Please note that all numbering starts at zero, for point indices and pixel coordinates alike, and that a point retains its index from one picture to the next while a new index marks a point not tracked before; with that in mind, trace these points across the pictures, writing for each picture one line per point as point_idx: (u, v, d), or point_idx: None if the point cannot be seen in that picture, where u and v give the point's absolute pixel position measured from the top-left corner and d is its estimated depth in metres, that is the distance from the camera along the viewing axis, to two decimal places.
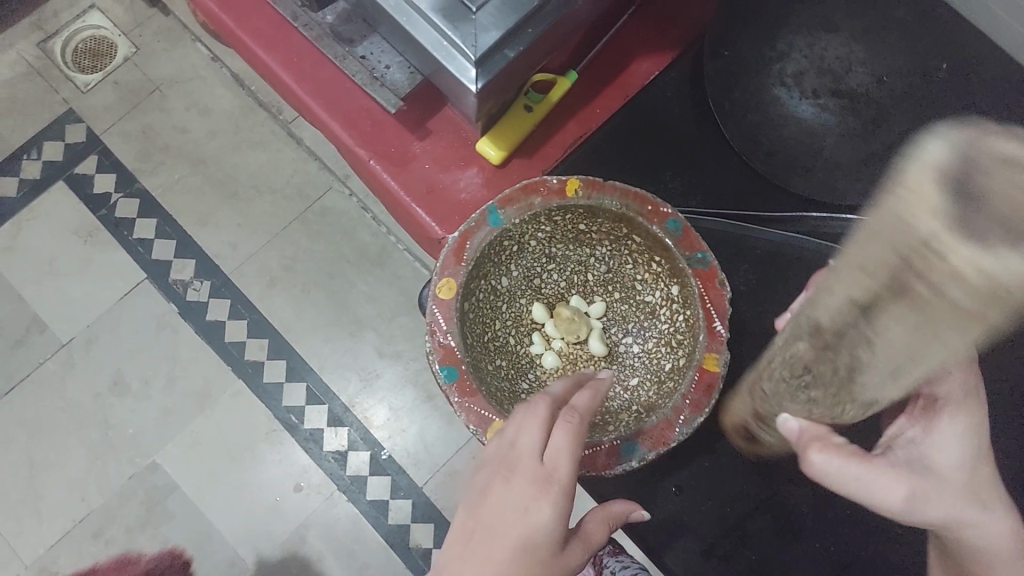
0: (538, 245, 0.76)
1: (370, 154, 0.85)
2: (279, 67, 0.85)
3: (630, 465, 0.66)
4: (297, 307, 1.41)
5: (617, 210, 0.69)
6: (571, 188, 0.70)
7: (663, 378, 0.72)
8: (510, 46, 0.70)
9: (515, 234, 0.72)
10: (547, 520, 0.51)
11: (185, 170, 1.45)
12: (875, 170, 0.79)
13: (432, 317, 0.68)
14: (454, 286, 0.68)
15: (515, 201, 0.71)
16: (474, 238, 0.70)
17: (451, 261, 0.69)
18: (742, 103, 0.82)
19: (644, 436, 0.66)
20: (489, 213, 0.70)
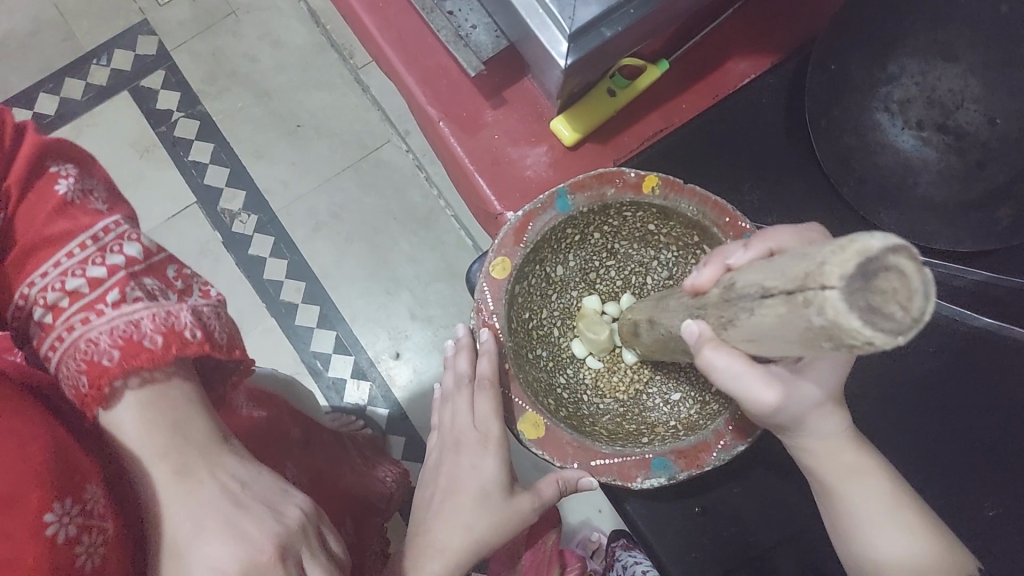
0: (601, 238, 0.73)
1: (439, 115, 0.82)
2: (362, 11, 0.83)
3: (657, 481, 0.63)
4: (337, 255, 1.39)
5: (693, 216, 0.66)
6: (648, 184, 0.67)
7: (708, 398, 0.70)
8: (608, 23, 0.66)
9: (580, 223, 0.69)
10: (494, 467, 0.63)
11: (248, 100, 1.44)
12: (972, 218, 0.73)
13: (482, 293, 0.66)
14: (508, 267, 0.66)
15: (587, 188, 0.67)
16: (538, 220, 0.67)
17: (510, 241, 0.66)
18: (840, 123, 0.76)
19: (679, 455, 0.64)
20: (557, 196, 0.67)
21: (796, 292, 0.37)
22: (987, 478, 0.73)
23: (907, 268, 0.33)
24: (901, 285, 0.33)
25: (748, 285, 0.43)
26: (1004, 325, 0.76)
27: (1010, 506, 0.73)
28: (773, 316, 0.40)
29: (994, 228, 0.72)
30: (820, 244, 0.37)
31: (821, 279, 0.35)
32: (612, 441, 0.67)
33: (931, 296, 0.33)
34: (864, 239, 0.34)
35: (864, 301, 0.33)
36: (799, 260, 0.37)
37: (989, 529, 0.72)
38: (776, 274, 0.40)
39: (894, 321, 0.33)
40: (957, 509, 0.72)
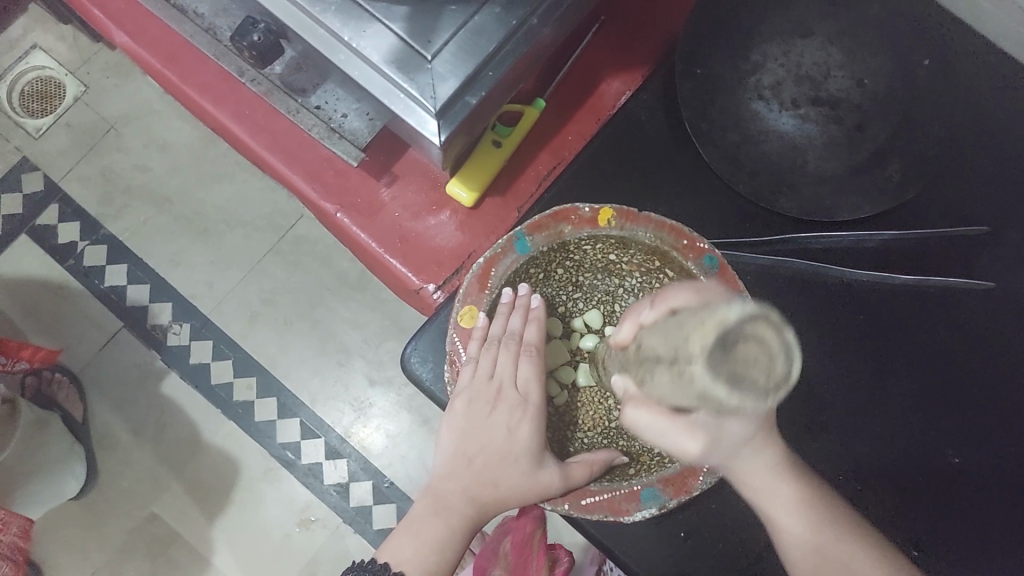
0: (565, 273, 0.70)
1: (335, 206, 0.80)
2: (232, 124, 0.81)
3: (650, 513, 0.62)
4: (281, 341, 1.37)
5: (651, 243, 0.63)
6: (605, 218, 0.64)
7: None
8: (472, 91, 0.65)
9: (543, 262, 0.67)
10: (527, 436, 0.62)
11: (151, 211, 1.40)
12: (863, 182, 0.74)
13: (453, 344, 0.66)
14: (476, 315, 0.65)
15: (544, 228, 0.65)
16: (500, 265, 0.65)
17: (475, 288, 0.65)
18: (720, 122, 0.77)
19: (666, 483, 0.62)
20: (516, 239, 0.65)
21: (676, 363, 0.42)
22: (948, 425, 0.74)
23: (763, 336, 0.39)
24: (759, 348, 0.39)
25: (649, 350, 0.47)
26: (923, 278, 0.76)
27: (976, 452, 0.74)
28: (666, 381, 0.44)
29: (886, 185, 0.73)
30: (691, 319, 0.43)
31: (689, 354, 0.40)
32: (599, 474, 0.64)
33: (790, 357, 0.39)
34: (727, 315, 0.40)
35: (727, 368, 0.39)
36: (679, 333, 0.42)
37: (961, 475, 0.73)
38: (664, 343, 0.45)
39: (757, 383, 0.39)
40: (925, 465, 0.73)
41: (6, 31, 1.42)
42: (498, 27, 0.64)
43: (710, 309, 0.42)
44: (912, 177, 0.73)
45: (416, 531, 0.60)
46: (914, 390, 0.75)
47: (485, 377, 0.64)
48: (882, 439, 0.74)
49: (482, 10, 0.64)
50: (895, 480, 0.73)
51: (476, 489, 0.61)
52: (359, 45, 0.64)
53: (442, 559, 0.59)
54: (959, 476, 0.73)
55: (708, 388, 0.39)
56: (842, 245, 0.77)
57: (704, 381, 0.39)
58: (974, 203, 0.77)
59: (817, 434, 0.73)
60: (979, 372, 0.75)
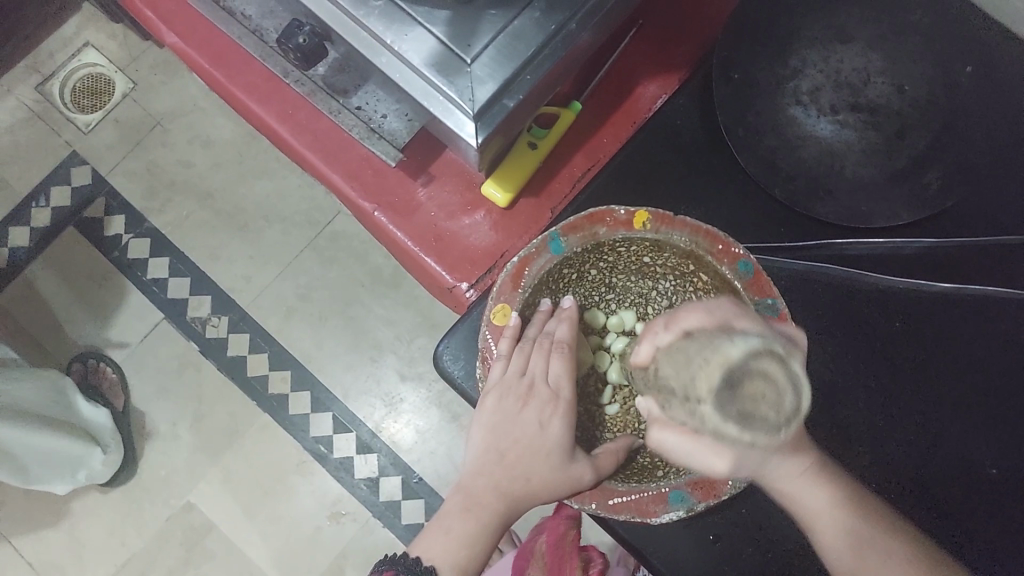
0: (598, 274, 0.70)
1: (372, 205, 0.82)
2: (274, 123, 0.83)
3: (677, 515, 0.62)
4: (315, 336, 1.40)
5: (685, 247, 0.63)
6: (639, 220, 0.64)
7: None
8: (509, 95, 0.66)
9: (577, 262, 0.67)
10: (559, 434, 0.61)
11: (193, 206, 1.44)
12: (902, 189, 0.74)
13: (486, 341, 0.67)
14: (509, 313, 0.66)
15: (579, 229, 0.65)
16: (534, 265, 0.65)
17: (508, 287, 0.66)
18: (756, 127, 0.76)
19: (695, 486, 0.62)
20: (549, 239, 0.65)
21: (687, 400, 0.46)
22: (986, 436, 0.73)
23: (767, 374, 0.42)
24: (768, 387, 0.42)
25: (663, 378, 0.49)
26: (961, 287, 0.75)
27: (1014, 463, 0.72)
28: (681, 413, 0.48)
29: (925, 194, 0.73)
30: (701, 353, 0.45)
31: (697, 395, 0.44)
32: (628, 476, 0.64)
33: (797, 392, 0.43)
34: (734, 358, 0.43)
35: (734, 407, 0.42)
36: (686, 370, 0.46)
37: (999, 487, 0.72)
38: (675, 374, 0.47)
39: (767, 419, 0.43)
40: (961, 477, 0.72)
41: (60, 29, 1.47)
42: (537, 32, 0.65)
43: (711, 345, 0.45)
44: (950, 187, 0.72)
45: (448, 528, 0.62)
46: (950, 401, 0.74)
47: (516, 374, 0.64)
48: (916, 450, 0.73)
49: (522, 15, 0.65)
50: (929, 492, 0.72)
51: (506, 484, 0.62)
52: (400, 48, 0.65)
53: (473, 554, 0.61)
54: (997, 487, 0.72)
55: (720, 428, 0.43)
56: (878, 252, 0.76)
57: (716, 423, 0.43)
58: (1016, 211, 0.76)
59: (851, 443, 0.73)
60: (1019, 382, 0.74)
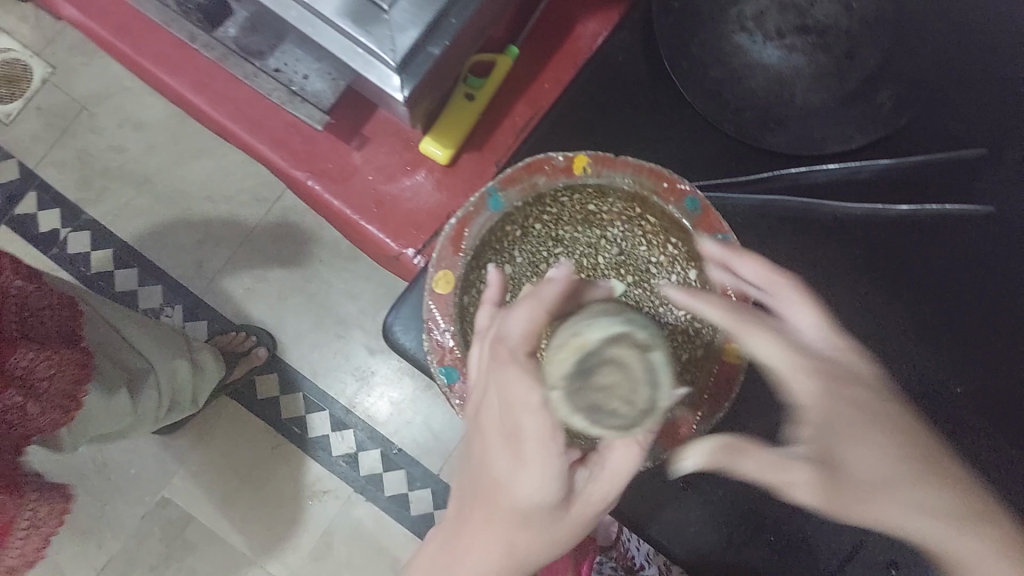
0: (544, 227, 0.65)
1: (306, 174, 0.77)
2: (190, 94, 0.77)
3: (645, 466, 0.61)
4: (275, 317, 1.36)
5: (630, 189, 0.61)
6: (579, 165, 0.62)
7: (681, 369, 0.63)
8: (433, 42, 0.62)
9: (519, 219, 0.63)
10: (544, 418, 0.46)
11: (131, 193, 1.37)
12: (856, 111, 0.71)
13: (430, 313, 0.61)
14: (451, 279, 0.61)
15: (517, 182, 0.62)
16: (474, 225, 0.61)
17: (449, 251, 0.61)
18: (700, 59, 0.72)
19: (658, 435, 0.61)
20: (488, 196, 0.62)
21: None
22: (947, 355, 0.73)
23: None
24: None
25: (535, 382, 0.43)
26: (918, 206, 0.73)
27: (978, 381, 0.72)
28: None
29: (878, 113, 0.71)
30: None
31: None
32: None
33: None
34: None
35: None
36: None
37: (963, 406, 0.72)
38: None
39: None
40: (925, 401, 0.72)
41: None
42: None
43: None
44: (904, 105, 0.71)
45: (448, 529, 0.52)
46: (909, 325, 0.73)
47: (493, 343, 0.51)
48: None
49: None
50: None
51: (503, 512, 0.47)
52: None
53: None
54: (960, 408, 0.72)
55: None
56: (836, 179, 0.73)
57: None
58: (975, 123, 0.73)
59: None
60: (982, 302, 0.72)
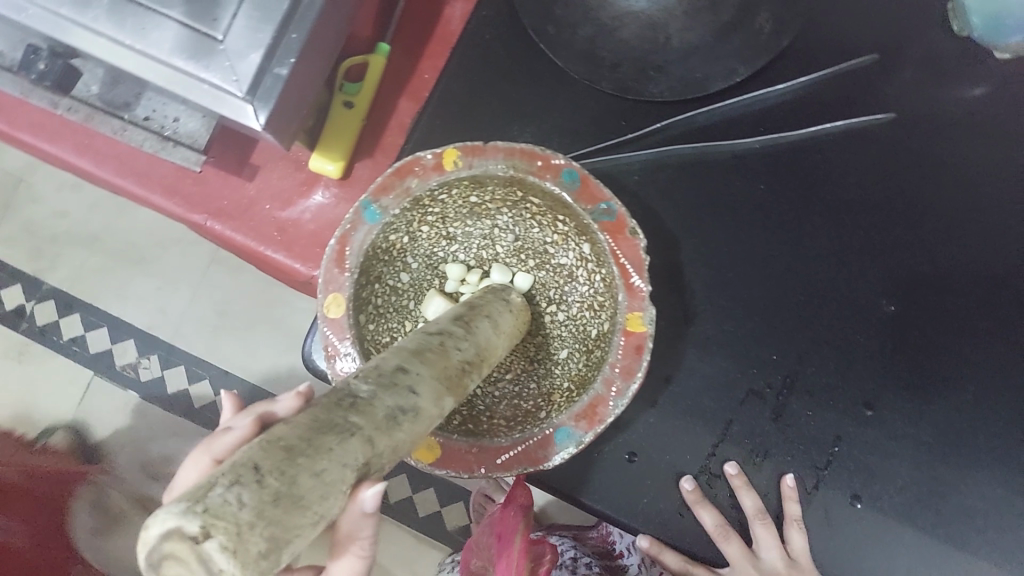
0: (431, 229, 0.63)
1: (202, 215, 0.76)
2: (73, 157, 0.76)
3: (569, 453, 0.58)
4: (247, 350, 1.35)
5: (505, 174, 0.58)
6: (449, 160, 0.59)
7: (591, 346, 0.61)
8: (278, 62, 0.59)
9: (401, 226, 0.61)
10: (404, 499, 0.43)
11: (83, 255, 1.36)
12: (736, 41, 0.68)
13: (326, 337, 0.58)
14: (342, 300, 0.58)
15: (390, 189, 0.59)
16: (354, 241, 0.59)
17: (334, 272, 0.59)
18: (567, 19, 0.69)
19: (578, 418, 0.58)
20: (363, 209, 0.60)
21: None
22: (875, 274, 0.70)
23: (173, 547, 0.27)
24: (231, 516, 0.27)
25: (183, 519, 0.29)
26: (819, 127, 0.70)
27: (911, 295, 0.69)
28: None
29: (758, 38, 0.68)
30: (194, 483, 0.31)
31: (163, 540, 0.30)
32: (511, 428, 0.60)
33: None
34: (142, 547, 0.28)
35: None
36: None
37: (898, 323, 0.69)
38: None
39: None
40: (864, 322, 0.69)
41: None
42: None
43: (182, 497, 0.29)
44: (787, 24, 0.68)
45: None
46: (836, 248, 0.70)
47: None
48: (811, 308, 0.70)
49: None
50: (832, 347, 0.69)
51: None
52: (145, 46, 0.57)
53: None
54: (897, 323, 0.69)
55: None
56: (729, 115, 0.71)
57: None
58: (863, 32, 0.71)
59: (742, 318, 0.70)
60: (901, 209, 0.70)
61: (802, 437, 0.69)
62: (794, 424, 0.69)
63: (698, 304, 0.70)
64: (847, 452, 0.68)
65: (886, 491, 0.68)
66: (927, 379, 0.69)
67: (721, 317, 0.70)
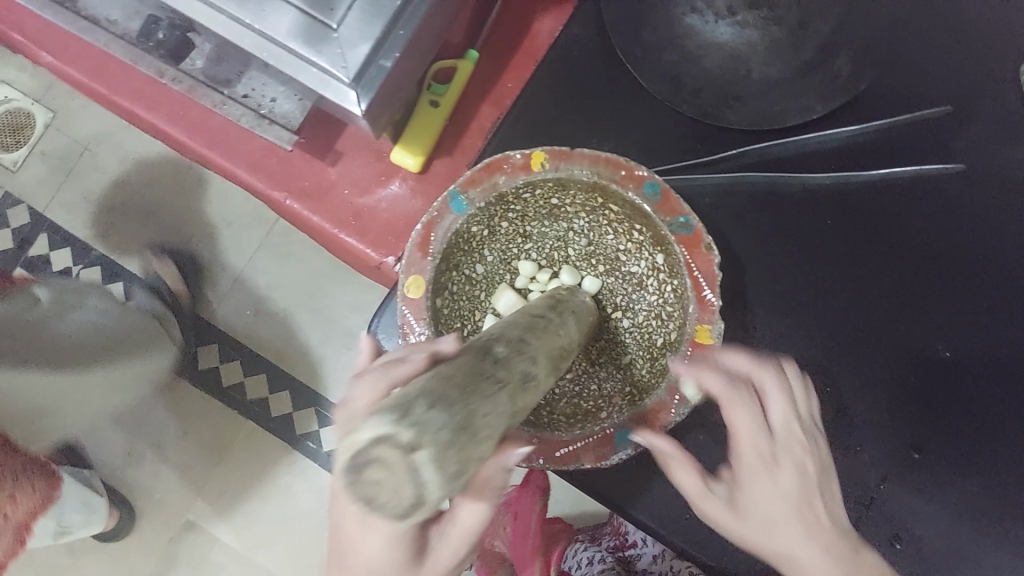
0: (511, 226, 0.67)
1: (283, 193, 0.80)
2: (167, 126, 0.80)
3: (627, 455, 0.60)
4: (284, 336, 1.38)
5: (588, 179, 0.61)
6: (537, 161, 0.62)
7: (656, 354, 0.63)
8: (384, 54, 0.63)
9: (485, 220, 0.63)
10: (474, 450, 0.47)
11: (137, 226, 1.41)
12: (813, 80, 0.71)
13: (403, 319, 0.61)
14: (423, 282, 0.61)
15: (478, 183, 0.62)
16: (439, 227, 0.62)
17: (417, 256, 0.62)
18: (654, 44, 0.73)
19: (639, 422, 0.60)
20: (450, 199, 0.62)
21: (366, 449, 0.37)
22: (932, 319, 0.72)
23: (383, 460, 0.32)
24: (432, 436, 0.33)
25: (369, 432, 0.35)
26: (888, 171, 0.73)
27: (966, 344, 0.72)
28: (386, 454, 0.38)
29: (836, 80, 0.71)
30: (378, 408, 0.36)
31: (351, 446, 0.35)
32: (572, 425, 0.62)
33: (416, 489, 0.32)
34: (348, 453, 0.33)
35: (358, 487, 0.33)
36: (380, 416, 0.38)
37: (952, 370, 0.71)
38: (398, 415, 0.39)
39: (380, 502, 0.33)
40: (915, 365, 0.72)
41: None
42: None
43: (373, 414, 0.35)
44: (862, 69, 0.71)
45: None
46: (894, 290, 0.73)
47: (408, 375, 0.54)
48: (865, 345, 0.72)
49: None
50: (883, 386, 0.71)
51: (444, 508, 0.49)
52: (263, 26, 0.61)
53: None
54: (948, 369, 0.71)
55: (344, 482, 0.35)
56: (801, 151, 0.73)
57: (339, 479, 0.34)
58: (939, 84, 0.73)
59: (796, 348, 0.72)
60: (961, 260, 0.72)
61: (845, 472, 0.70)
62: (839, 458, 0.70)
63: (755, 330, 0.72)
64: (889, 493, 0.70)
65: (922, 534, 0.69)
66: (973, 428, 0.70)
67: (775, 345, 0.72)
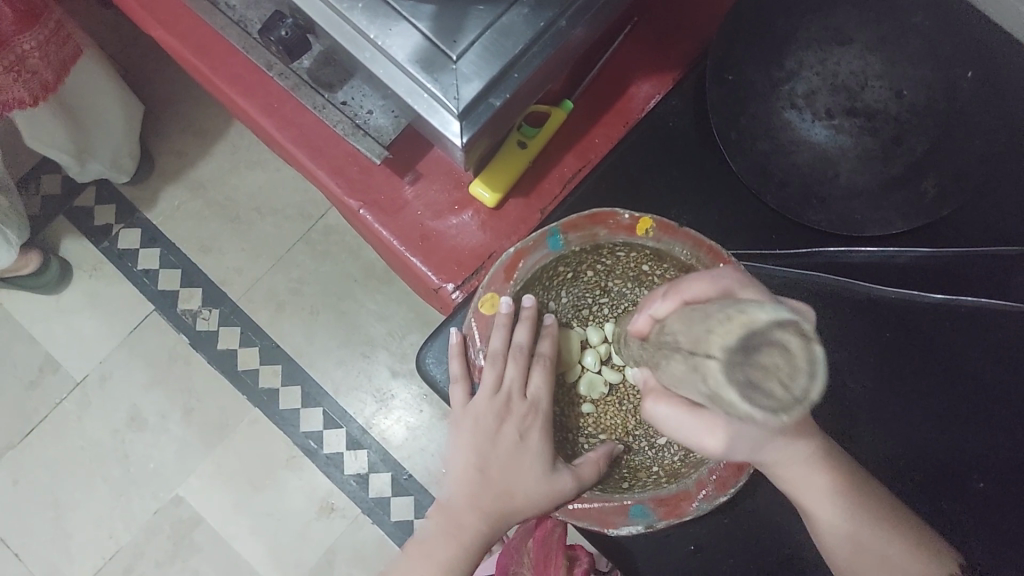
0: (594, 276, 0.70)
1: (356, 202, 0.80)
2: (258, 115, 0.81)
3: (636, 529, 0.63)
4: (306, 332, 1.38)
5: (687, 260, 0.63)
6: (642, 226, 0.64)
7: None
8: (496, 93, 0.60)
9: (573, 262, 0.66)
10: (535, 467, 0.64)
11: (185, 197, 1.42)
12: (899, 196, 0.72)
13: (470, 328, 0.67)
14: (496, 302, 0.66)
15: (579, 227, 0.64)
16: (530, 257, 0.64)
17: (501, 277, 0.65)
18: (750, 130, 0.74)
19: (658, 503, 0.63)
20: (549, 234, 0.64)
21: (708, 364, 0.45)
22: (974, 451, 0.73)
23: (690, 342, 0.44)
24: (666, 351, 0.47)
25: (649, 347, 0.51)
26: (954, 298, 0.74)
27: (1004, 482, 0.72)
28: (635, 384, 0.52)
29: (922, 202, 0.71)
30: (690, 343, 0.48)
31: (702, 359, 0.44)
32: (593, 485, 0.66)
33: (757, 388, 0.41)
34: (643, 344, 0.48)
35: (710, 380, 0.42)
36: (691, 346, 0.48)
37: (987, 504, 0.71)
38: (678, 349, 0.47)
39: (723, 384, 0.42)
40: (947, 490, 0.72)
41: None
42: (525, 29, 0.59)
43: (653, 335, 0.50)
44: (948, 197, 0.70)
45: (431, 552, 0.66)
46: (939, 413, 0.74)
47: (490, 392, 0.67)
48: (902, 461, 0.72)
49: (510, 10, 0.59)
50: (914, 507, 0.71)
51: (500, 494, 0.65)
52: (385, 44, 0.59)
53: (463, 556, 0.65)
54: (982, 502, 0.72)
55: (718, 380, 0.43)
56: (872, 261, 0.75)
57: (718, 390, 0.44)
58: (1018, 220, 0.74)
59: None
60: (1009, 397, 0.74)
61: None
62: None
63: None
64: None
65: None
66: None
67: None
